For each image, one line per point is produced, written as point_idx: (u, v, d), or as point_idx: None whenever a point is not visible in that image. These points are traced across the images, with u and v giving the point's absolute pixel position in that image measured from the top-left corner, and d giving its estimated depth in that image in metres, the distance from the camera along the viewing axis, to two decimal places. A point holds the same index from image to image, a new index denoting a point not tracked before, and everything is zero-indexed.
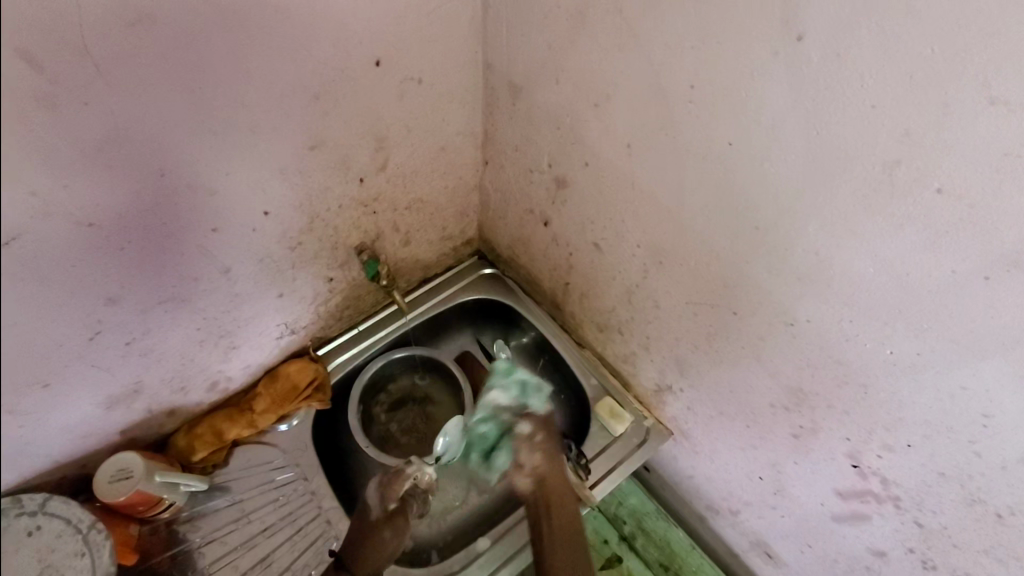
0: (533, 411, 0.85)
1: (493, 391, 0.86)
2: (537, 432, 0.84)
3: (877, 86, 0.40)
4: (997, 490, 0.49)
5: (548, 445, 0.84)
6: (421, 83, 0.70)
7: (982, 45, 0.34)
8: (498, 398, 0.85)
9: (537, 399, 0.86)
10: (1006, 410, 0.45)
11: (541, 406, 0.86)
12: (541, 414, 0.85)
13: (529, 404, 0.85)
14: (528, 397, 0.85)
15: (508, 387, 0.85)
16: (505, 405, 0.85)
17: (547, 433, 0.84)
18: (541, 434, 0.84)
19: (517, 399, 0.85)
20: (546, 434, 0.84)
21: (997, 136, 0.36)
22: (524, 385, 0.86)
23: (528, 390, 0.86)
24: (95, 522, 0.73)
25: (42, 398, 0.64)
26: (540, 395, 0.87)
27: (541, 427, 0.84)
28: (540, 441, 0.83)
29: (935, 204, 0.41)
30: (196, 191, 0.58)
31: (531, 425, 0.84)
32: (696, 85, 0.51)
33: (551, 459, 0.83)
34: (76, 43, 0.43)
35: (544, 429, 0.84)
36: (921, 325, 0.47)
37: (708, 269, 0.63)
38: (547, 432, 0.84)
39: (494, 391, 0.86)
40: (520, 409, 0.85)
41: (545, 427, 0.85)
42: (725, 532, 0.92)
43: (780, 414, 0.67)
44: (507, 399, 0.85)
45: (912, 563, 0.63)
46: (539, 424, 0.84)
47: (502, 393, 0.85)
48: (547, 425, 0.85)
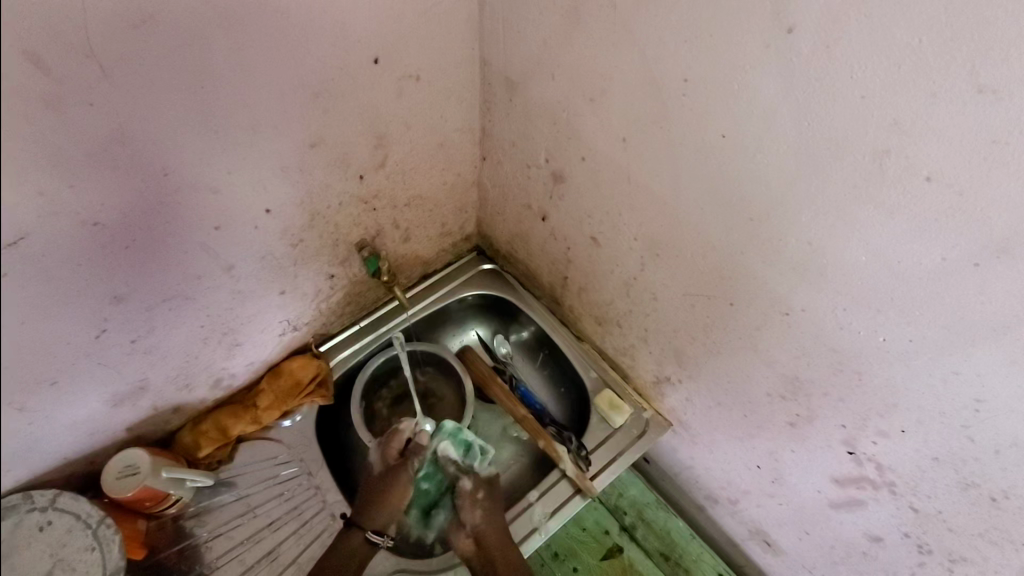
0: (474, 471, 0.90)
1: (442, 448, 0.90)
2: (477, 489, 0.88)
3: (866, 77, 0.41)
4: (990, 474, 0.50)
5: (488, 501, 0.86)
6: (419, 81, 0.70)
7: (968, 34, 0.35)
8: (448, 450, 0.90)
9: (482, 461, 0.91)
10: (997, 394, 0.46)
11: (482, 466, 0.91)
12: (484, 474, 0.90)
13: (473, 463, 0.90)
14: (473, 455, 0.90)
15: (454, 444, 0.90)
16: (452, 457, 0.90)
17: (486, 493, 0.87)
18: (481, 492, 0.87)
19: (460, 458, 0.90)
20: (484, 493, 0.88)
21: (985, 123, 0.37)
22: (471, 444, 0.91)
23: (474, 449, 0.91)
24: (104, 517, 0.74)
25: (50, 396, 0.65)
26: (485, 454, 0.91)
27: (483, 486, 0.88)
28: (479, 498, 0.86)
29: (925, 192, 0.42)
30: (199, 190, 0.59)
31: (472, 484, 0.88)
32: (690, 78, 0.52)
33: (491, 515, 0.85)
34: (81, 45, 0.44)
35: (483, 488, 0.88)
36: (913, 311, 0.48)
37: (705, 260, 0.64)
38: (488, 493, 0.88)
39: (443, 442, 0.90)
40: (463, 468, 0.89)
41: (484, 487, 0.88)
42: (724, 521, 0.94)
43: (776, 403, 0.68)
44: (456, 454, 0.90)
45: (908, 547, 0.64)
46: (479, 484, 0.88)
47: (449, 449, 0.90)
48: (487, 486, 0.89)
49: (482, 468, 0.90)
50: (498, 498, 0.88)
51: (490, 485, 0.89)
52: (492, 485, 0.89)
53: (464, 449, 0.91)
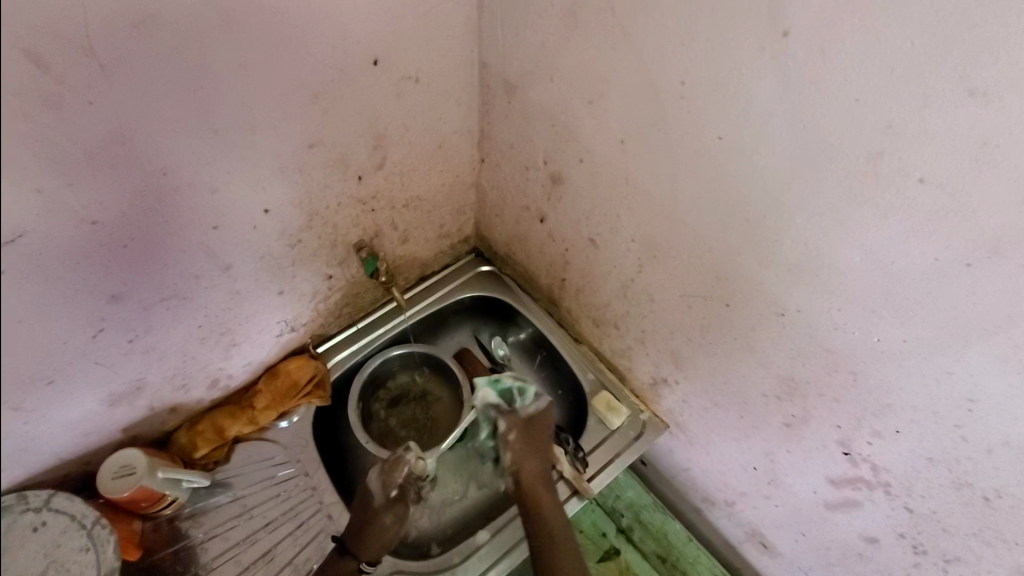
0: (515, 411, 0.91)
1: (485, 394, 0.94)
2: (511, 429, 0.89)
3: (860, 80, 0.41)
4: (983, 473, 0.51)
5: (521, 443, 0.88)
6: (418, 83, 0.71)
7: (959, 39, 0.36)
8: (487, 398, 0.93)
9: (522, 401, 0.92)
10: (989, 394, 0.46)
11: (525, 408, 0.92)
12: (525, 413, 0.91)
13: (517, 403, 0.92)
14: (512, 398, 0.93)
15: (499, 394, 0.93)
16: (494, 403, 0.93)
17: (520, 433, 0.89)
18: (514, 433, 0.89)
19: (505, 402, 0.93)
20: (519, 432, 0.89)
21: (977, 125, 0.37)
22: (512, 389, 0.94)
23: (514, 395, 0.93)
24: (99, 517, 0.73)
25: (46, 395, 0.64)
26: (525, 396, 0.93)
27: (517, 424, 0.89)
28: (512, 440, 0.88)
29: (918, 194, 0.42)
30: (197, 189, 0.60)
31: (507, 424, 0.90)
32: (687, 81, 0.52)
33: (526, 454, 0.87)
34: (81, 44, 0.44)
35: (518, 428, 0.89)
36: (907, 312, 0.48)
37: (701, 262, 0.64)
38: (522, 434, 0.89)
39: (482, 390, 0.94)
40: (504, 409, 0.92)
41: (522, 427, 0.89)
42: (721, 523, 0.94)
43: (773, 404, 0.68)
44: (495, 395, 0.94)
45: (903, 548, 0.64)
46: (516, 423, 0.90)
47: (492, 393, 0.94)
48: (523, 424, 0.90)
49: (524, 406, 0.92)
50: (538, 441, 0.89)
51: (527, 423, 0.90)
52: (530, 428, 0.89)
53: (505, 395, 0.94)
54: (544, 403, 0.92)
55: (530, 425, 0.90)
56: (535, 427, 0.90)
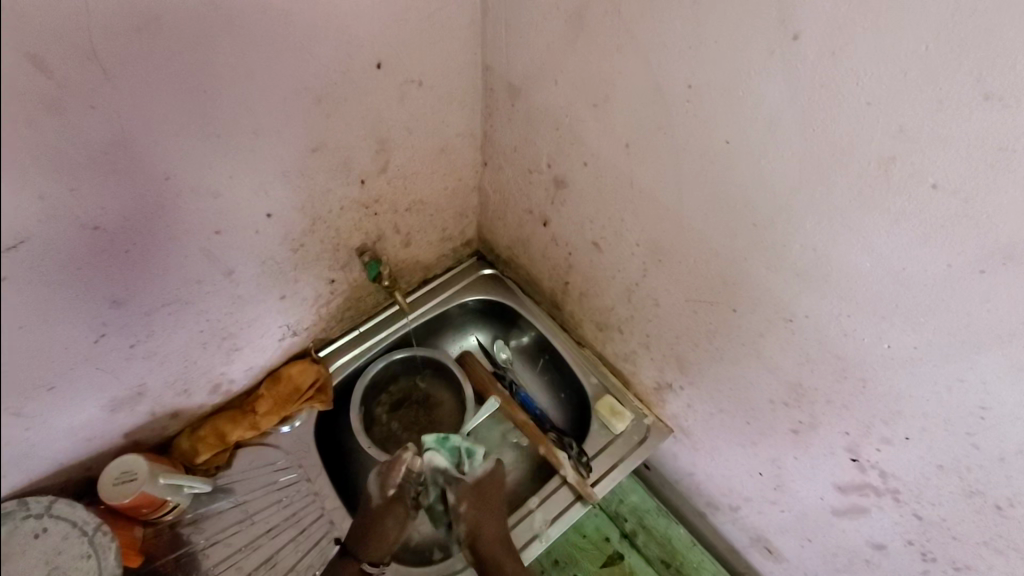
0: (463, 478, 0.86)
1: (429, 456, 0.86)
2: (461, 501, 0.85)
3: (872, 83, 0.41)
4: (994, 481, 0.50)
5: (473, 513, 0.84)
6: (421, 86, 0.70)
7: (974, 43, 0.35)
8: (435, 461, 0.86)
9: (471, 466, 0.87)
10: (1003, 402, 0.46)
11: (473, 472, 0.87)
12: (473, 478, 0.87)
13: (466, 470, 0.87)
14: (461, 462, 0.87)
15: (444, 456, 0.87)
16: (442, 468, 0.86)
17: (472, 503, 0.84)
18: (466, 504, 0.84)
19: (450, 467, 0.87)
20: (470, 503, 0.85)
21: (992, 131, 0.37)
22: (461, 452, 0.88)
23: (463, 458, 0.88)
24: (100, 525, 0.72)
25: (47, 401, 0.64)
26: (474, 460, 0.88)
27: (467, 497, 0.85)
28: (463, 511, 0.84)
29: (931, 199, 0.42)
30: (200, 193, 0.59)
31: (456, 495, 0.85)
32: (694, 85, 0.52)
33: (484, 517, 0.83)
34: (84, 47, 0.44)
35: (469, 499, 0.85)
36: (918, 319, 0.47)
37: (708, 267, 0.64)
38: (474, 502, 0.85)
39: (430, 454, 0.86)
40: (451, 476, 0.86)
41: (472, 494, 0.85)
42: (725, 529, 0.93)
43: (779, 410, 0.67)
44: (445, 462, 0.86)
45: (912, 555, 0.64)
46: (465, 493, 0.85)
47: (438, 456, 0.86)
48: (473, 495, 0.85)
49: (474, 473, 0.87)
50: (491, 501, 0.85)
51: (478, 490, 0.85)
52: (482, 491, 0.86)
53: (453, 457, 0.88)
54: (493, 464, 0.89)
55: (479, 489, 0.86)
56: (487, 489, 0.86)
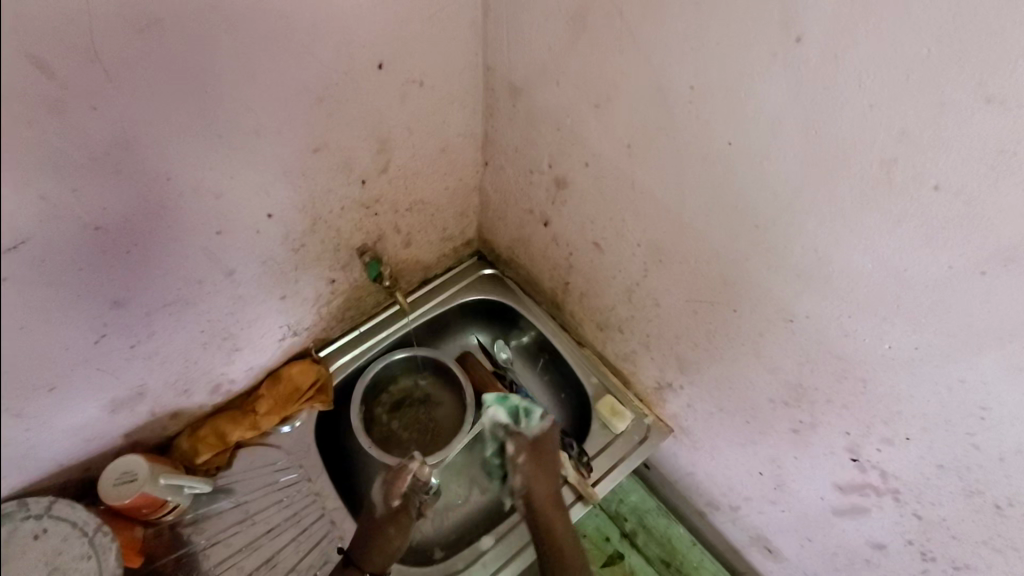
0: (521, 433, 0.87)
1: (492, 412, 0.90)
2: (520, 453, 0.86)
3: (875, 86, 0.41)
4: (994, 481, 0.50)
5: (530, 465, 0.84)
6: (422, 86, 0.70)
7: (977, 47, 0.35)
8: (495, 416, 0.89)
9: (529, 422, 0.88)
10: (1003, 402, 0.46)
11: (529, 429, 0.87)
12: (532, 435, 0.87)
13: (523, 425, 0.88)
14: (519, 419, 0.88)
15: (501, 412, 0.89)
16: (502, 423, 0.89)
17: (529, 455, 0.85)
18: (523, 456, 0.85)
19: (510, 422, 0.88)
20: (528, 454, 0.85)
21: (994, 134, 0.37)
22: (519, 408, 0.89)
23: (523, 414, 0.89)
24: (100, 525, 0.73)
25: (48, 402, 0.64)
26: (531, 417, 0.88)
27: (525, 448, 0.86)
28: (522, 463, 0.85)
29: (932, 201, 0.42)
30: (201, 194, 0.59)
31: (515, 446, 0.86)
32: (697, 86, 0.52)
33: (536, 476, 0.83)
34: (85, 48, 0.44)
35: (527, 451, 0.85)
36: (919, 320, 0.48)
37: (709, 267, 0.64)
38: (532, 455, 0.85)
39: (490, 409, 0.89)
40: (511, 430, 0.88)
41: (531, 449, 0.86)
42: (725, 528, 0.93)
43: (780, 410, 0.68)
44: (505, 416, 0.89)
45: (911, 554, 0.64)
46: (524, 446, 0.86)
47: (499, 411, 0.89)
48: (531, 448, 0.86)
49: (531, 428, 0.87)
50: (547, 459, 0.85)
51: (536, 445, 0.86)
52: (539, 449, 0.86)
53: (513, 413, 0.89)
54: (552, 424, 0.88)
55: (539, 444, 0.86)
56: (544, 448, 0.86)
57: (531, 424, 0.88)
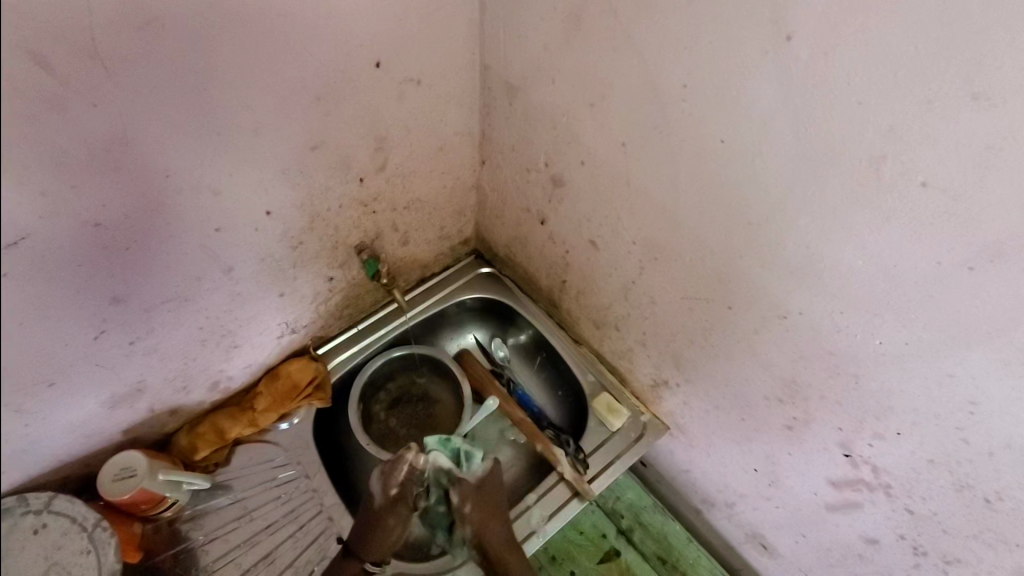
0: (463, 477, 0.84)
1: (433, 455, 0.86)
2: (466, 502, 0.83)
3: (863, 83, 0.41)
4: (984, 475, 0.51)
5: (478, 513, 0.83)
6: (420, 84, 0.71)
7: (963, 44, 0.36)
8: (437, 461, 0.84)
9: (471, 466, 0.86)
10: (991, 396, 0.47)
11: (473, 473, 0.86)
12: (474, 478, 0.85)
13: (464, 470, 0.85)
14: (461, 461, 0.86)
15: (445, 452, 0.87)
16: (445, 468, 0.84)
17: (476, 503, 0.83)
18: (470, 505, 0.83)
19: (453, 466, 0.85)
20: (474, 503, 0.83)
21: (980, 130, 0.37)
22: (461, 451, 0.87)
23: (464, 458, 0.87)
24: (100, 520, 0.73)
25: (47, 397, 0.64)
26: (472, 461, 0.86)
27: (470, 496, 0.83)
28: (467, 512, 0.82)
29: (920, 197, 0.42)
30: (200, 191, 0.59)
31: (460, 495, 0.83)
32: (689, 85, 0.53)
33: (488, 523, 0.83)
34: (86, 46, 0.44)
35: (472, 498, 0.83)
36: (909, 315, 0.48)
37: (703, 265, 0.65)
38: (478, 501, 0.83)
39: (432, 454, 0.85)
40: (453, 476, 0.84)
41: (476, 497, 0.84)
42: (720, 525, 0.94)
43: (774, 406, 0.68)
44: (449, 459, 0.85)
45: (904, 549, 0.64)
46: (469, 494, 0.83)
47: (441, 456, 0.85)
48: (476, 495, 0.84)
49: (471, 473, 0.85)
50: (491, 503, 0.84)
51: (480, 492, 0.84)
52: (483, 495, 0.84)
53: (453, 456, 0.87)
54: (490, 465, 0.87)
55: (483, 490, 0.85)
56: (489, 493, 0.85)
57: (470, 468, 0.86)
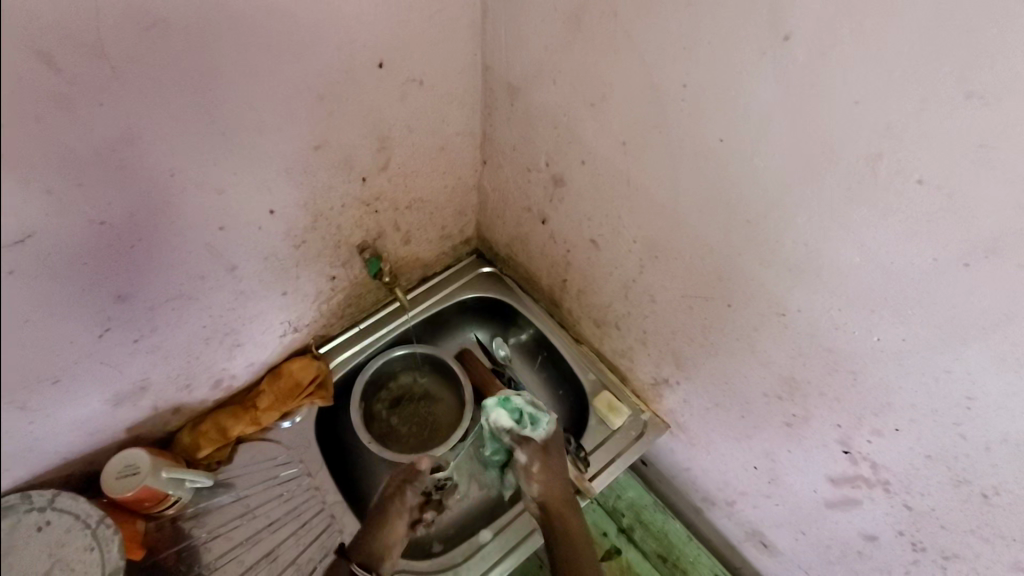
0: (531, 440, 0.84)
1: (496, 416, 0.85)
2: (533, 459, 0.84)
3: (859, 82, 0.42)
4: (981, 470, 0.51)
5: (543, 473, 0.84)
6: (422, 85, 0.72)
7: (957, 44, 0.36)
8: (498, 422, 0.85)
9: (537, 429, 0.85)
10: (987, 392, 0.47)
11: (540, 433, 0.85)
12: (541, 439, 0.85)
13: (530, 430, 0.85)
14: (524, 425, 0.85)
15: (504, 415, 0.85)
16: (507, 428, 0.85)
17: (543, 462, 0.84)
18: (537, 465, 0.84)
19: (515, 427, 0.84)
20: (541, 462, 0.84)
21: (974, 128, 0.38)
22: (523, 414, 0.86)
23: (526, 420, 0.85)
24: (104, 517, 0.74)
25: (52, 395, 0.65)
26: (538, 423, 0.86)
27: (539, 455, 0.84)
28: (535, 471, 0.83)
29: (916, 194, 0.43)
30: (205, 190, 0.60)
31: (528, 456, 0.84)
32: (689, 85, 0.53)
33: (552, 482, 0.84)
34: (93, 46, 0.45)
35: (540, 458, 0.84)
36: (906, 311, 0.49)
37: (702, 263, 0.65)
38: (546, 463, 0.84)
39: (494, 413, 0.85)
40: (518, 438, 0.84)
41: (542, 454, 0.85)
42: (721, 523, 0.94)
43: (773, 403, 0.69)
44: (510, 422, 0.85)
45: (902, 545, 0.65)
46: (536, 454, 0.84)
47: (503, 417, 0.85)
48: (544, 453, 0.84)
49: (538, 435, 0.84)
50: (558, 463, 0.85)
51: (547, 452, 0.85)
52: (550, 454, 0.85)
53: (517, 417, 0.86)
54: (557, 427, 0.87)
55: (549, 450, 0.85)
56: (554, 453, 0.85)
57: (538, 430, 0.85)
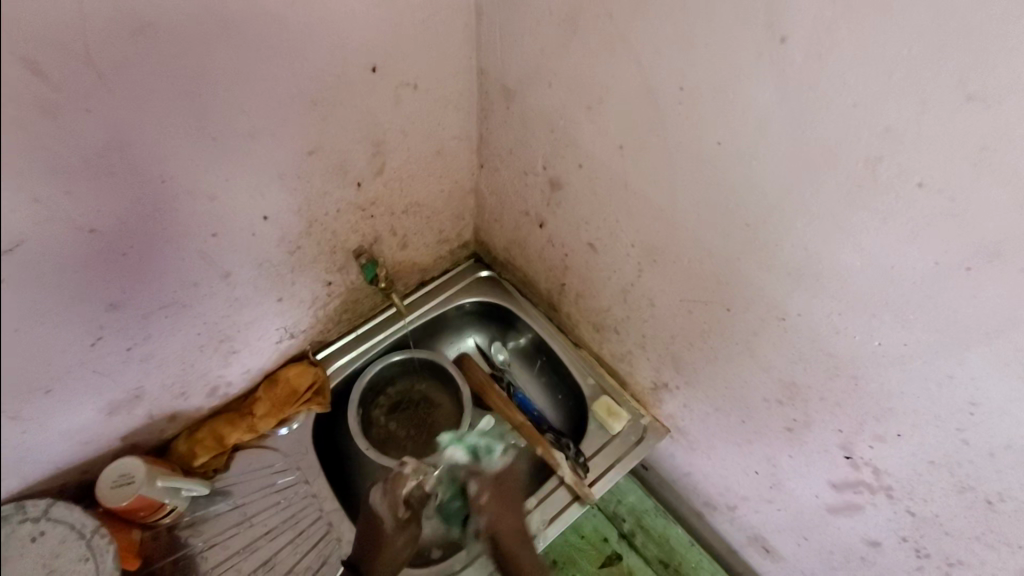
0: (482, 470, 0.84)
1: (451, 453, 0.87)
2: (482, 491, 0.81)
3: (858, 84, 0.41)
4: (985, 476, 0.51)
5: (495, 504, 0.80)
6: (417, 89, 0.71)
7: (956, 45, 0.36)
8: (453, 456, 0.86)
9: (489, 459, 0.86)
10: (990, 397, 0.46)
11: (492, 464, 0.85)
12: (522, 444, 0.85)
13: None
14: (479, 455, 0.86)
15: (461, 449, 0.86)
16: (461, 463, 0.85)
17: (493, 493, 0.81)
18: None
19: (470, 460, 0.86)
20: (491, 492, 0.81)
21: (974, 131, 0.37)
22: (477, 447, 0.87)
23: (481, 452, 0.87)
24: (98, 527, 0.73)
25: (45, 404, 0.64)
26: (491, 454, 0.87)
27: (486, 486, 0.82)
28: (483, 502, 0.80)
29: (916, 197, 0.42)
30: (197, 197, 0.59)
31: (478, 485, 0.82)
32: (685, 87, 0.52)
33: None
34: (81, 53, 0.44)
35: (489, 488, 0.81)
36: (908, 317, 0.48)
37: (701, 267, 0.64)
38: (494, 493, 0.81)
39: (448, 450, 0.86)
40: (471, 468, 0.84)
41: (493, 486, 0.82)
42: (723, 528, 0.94)
43: (774, 408, 0.68)
44: (464, 455, 0.86)
45: (907, 552, 0.64)
46: (485, 483, 0.82)
47: (459, 451, 0.86)
48: (493, 485, 0.82)
49: (493, 464, 0.85)
50: (509, 495, 0.82)
51: (496, 482, 0.82)
52: (502, 485, 0.82)
53: (471, 452, 0.87)
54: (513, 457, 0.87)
55: (500, 481, 0.83)
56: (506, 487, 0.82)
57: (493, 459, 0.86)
